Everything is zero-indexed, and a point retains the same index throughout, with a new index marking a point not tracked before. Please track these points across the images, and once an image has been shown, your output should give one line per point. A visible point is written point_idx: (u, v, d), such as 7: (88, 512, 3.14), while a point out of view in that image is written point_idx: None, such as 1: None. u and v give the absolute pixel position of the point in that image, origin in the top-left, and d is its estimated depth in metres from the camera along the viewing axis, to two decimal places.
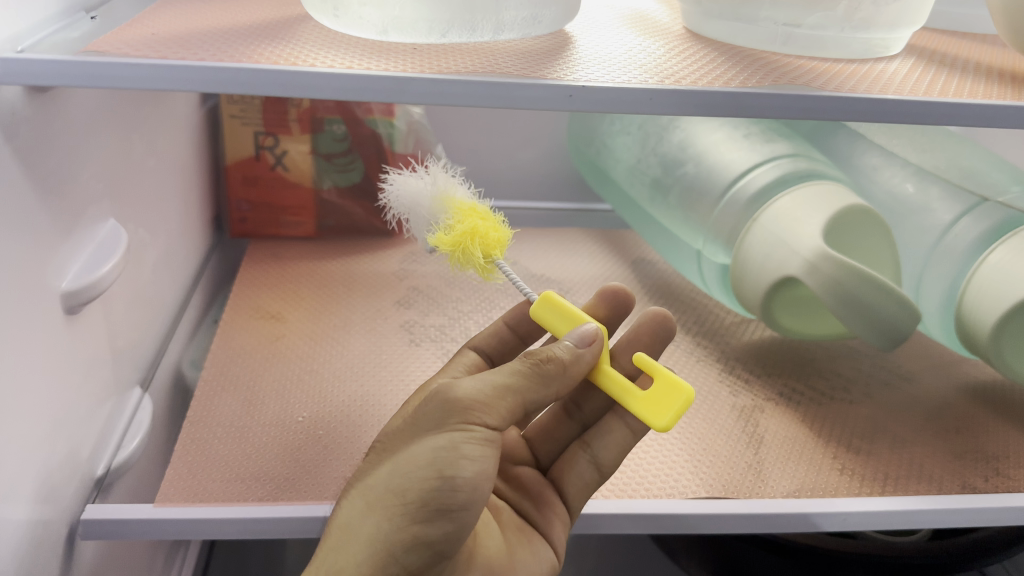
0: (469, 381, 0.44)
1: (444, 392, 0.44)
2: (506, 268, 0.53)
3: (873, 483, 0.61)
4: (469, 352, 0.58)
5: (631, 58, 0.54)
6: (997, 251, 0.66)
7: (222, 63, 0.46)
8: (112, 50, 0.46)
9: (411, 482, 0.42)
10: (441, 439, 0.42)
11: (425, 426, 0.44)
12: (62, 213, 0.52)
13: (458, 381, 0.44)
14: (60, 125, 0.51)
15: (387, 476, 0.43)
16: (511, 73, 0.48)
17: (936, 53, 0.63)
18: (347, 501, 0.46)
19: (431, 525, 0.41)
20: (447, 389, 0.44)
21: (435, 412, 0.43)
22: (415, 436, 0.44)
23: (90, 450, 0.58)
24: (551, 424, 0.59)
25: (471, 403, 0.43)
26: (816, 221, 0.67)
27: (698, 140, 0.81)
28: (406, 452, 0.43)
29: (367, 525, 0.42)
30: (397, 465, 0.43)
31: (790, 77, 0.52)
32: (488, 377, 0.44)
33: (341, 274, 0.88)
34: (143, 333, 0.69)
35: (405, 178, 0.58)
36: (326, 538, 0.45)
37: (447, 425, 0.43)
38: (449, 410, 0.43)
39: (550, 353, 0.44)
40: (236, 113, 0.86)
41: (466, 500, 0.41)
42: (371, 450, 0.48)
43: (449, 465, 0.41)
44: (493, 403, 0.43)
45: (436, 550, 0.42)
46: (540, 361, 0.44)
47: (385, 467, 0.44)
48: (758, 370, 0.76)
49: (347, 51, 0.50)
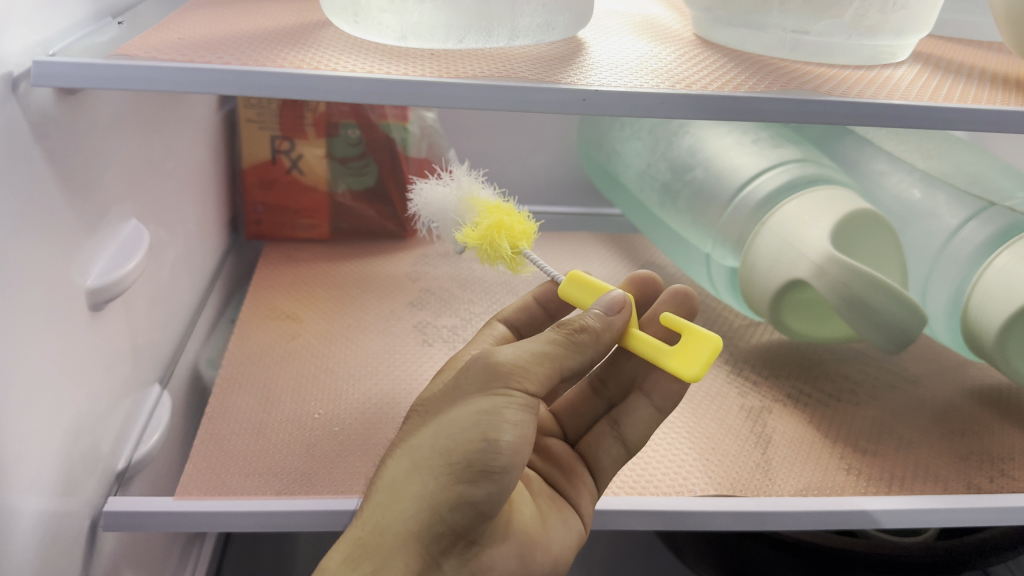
0: (510, 348, 0.45)
1: (488, 358, 0.44)
2: (534, 258, 0.54)
3: (878, 483, 0.62)
4: (499, 326, 0.59)
5: (643, 64, 0.55)
6: (1003, 255, 0.67)
7: (246, 67, 0.47)
8: (139, 54, 0.47)
9: (456, 443, 0.42)
10: (486, 401, 0.43)
11: (469, 390, 0.44)
12: (87, 213, 0.54)
13: (498, 348, 0.45)
14: (86, 126, 0.53)
15: (430, 438, 0.44)
16: (525, 77, 0.49)
17: (941, 60, 0.64)
18: (392, 461, 0.47)
19: (476, 486, 0.42)
20: (489, 355, 0.45)
21: (478, 375, 0.44)
22: (459, 400, 0.44)
23: (111, 444, 0.59)
24: (579, 402, 0.60)
25: (510, 368, 0.43)
26: (823, 225, 0.68)
27: (708, 145, 0.82)
28: (450, 414, 0.44)
29: (414, 483, 0.44)
30: (441, 427, 0.44)
31: (798, 83, 0.53)
32: (526, 344, 0.45)
33: (355, 275, 0.90)
34: (162, 332, 0.71)
35: (429, 186, 0.60)
36: (373, 497, 0.46)
37: (488, 389, 0.43)
38: (491, 375, 0.44)
39: (582, 322, 0.45)
40: (253, 117, 0.88)
41: (508, 462, 0.42)
42: (413, 412, 0.49)
43: (491, 428, 0.42)
44: (532, 368, 0.44)
45: (480, 510, 0.43)
46: (573, 330, 0.45)
47: (428, 430, 0.45)
48: (766, 372, 0.77)
49: (366, 56, 0.51)
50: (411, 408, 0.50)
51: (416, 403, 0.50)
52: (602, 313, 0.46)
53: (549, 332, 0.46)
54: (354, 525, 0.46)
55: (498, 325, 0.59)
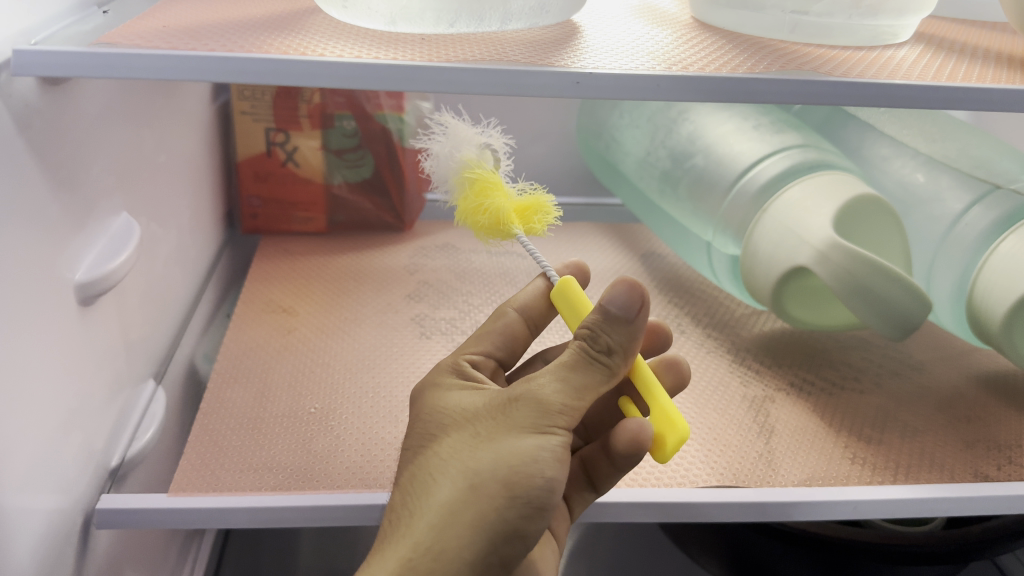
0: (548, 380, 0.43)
1: (531, 392, 0.43)
2: (523, 240, 0.51)
3: (884, 472, 0.61)
4: (513, 312, 0.54)
5: (639, 46, 0.54)
6: (1009, 240, 0.66)
7: (232, 54, 0.46)
8: (124, 41, 0.47)
9: (517, 476, 0.41)
10: (539, 438, 0.41)
11: (513, 419, 0.42)
12: (75, 206, 0.53)
13: (539, 379, 0.43)
14: (72, 117, 0.52)
15: (485, 461, 0.41)
16: (517, 60, 0.49)
17: (944, 40, 0.63)
18: (426, 478, 0.43)
19: (531, 520, 0.41)
20: (531, 390, 0.43)
21: (528, 408, 0.42)
22: (506, 425, 0.42)
23: (104, 441, 0.58)
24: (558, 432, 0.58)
25: (559, 408, 0.42)
26: (825, 211, 0.67)
27: (708, 131, 0.81)
28: (502, 441, 0.42)
29: (467, 509, 0.41)
30: (493, 455, 0.41)
31: (797, 64, 0.52)
32: (564, 374, 0.43)
33: (352, 268, 0.89)
34: (156, 327, 0.70)
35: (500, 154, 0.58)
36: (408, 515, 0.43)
37: (540, 424, 0.42)
38: (543, 411, 0.42)
39: (609, 342, 0.43)
40: (247, 109, 0.87)
41: (556, 498, 0.42)
42: (432, 424, 0.46)
43: (549, 467, 0.41)
44: (578, 407, 0.42)
45: (525, 542, 0.42)
46: (601, 350, 0.43)
47: (474, 452, 0.42)
48: (769, 361, 0.76)
49: (355, 42, 0.50)
50: (422, 419, 0.47)
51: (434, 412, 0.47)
52: (617, 317, 0.43)
53: (569, 349, 0.44)
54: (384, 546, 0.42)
55: (508, 310, 0.55)
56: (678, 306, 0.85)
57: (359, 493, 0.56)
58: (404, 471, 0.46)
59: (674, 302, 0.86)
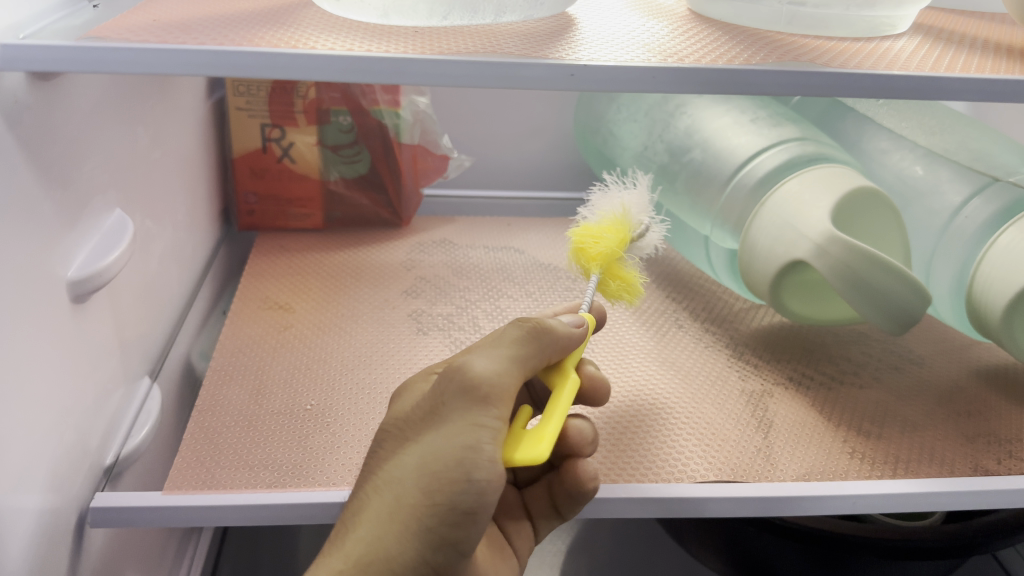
0: (484, 363, 0.43)
1: (460, 374, 0.43)
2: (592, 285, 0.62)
3: (884, 466, 0.61)
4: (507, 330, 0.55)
5: (634, 38, 0.53)
6: (1009, 232, 0.66)
7: (222, 47, 0.45)
8: (113, 35, 0.46)
9: (438, 483, 0.42)
10: (467, 433, 0.42)
11: (443, 416, 0.43)
12: (67, 202, 0.52)
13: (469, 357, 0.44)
14: (65, 114, 0.51)
15: (410, 469, 0.43)
16: (511, 53, 0.48)
17: (942, 31, 0.63)
18: (364, 492, 0.45)
19: (460, 527, 0.42)
20: (461, 368, 0.43)
21: (455, 399, 0.43)
22: (435, 425, 0.43)
23: (99, 439, 0.58)
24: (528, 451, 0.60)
25: (487, 387, 0.43)
26: (823, 205, 0.67)
27: (705, 125, 0.81)
28: (429, 443, 0.43)
29: (391, 520, 0.43)
30: (419, 460, 0.43)
31: (794, 55, 0.52)
32: (491, 352, 0.45)
33: (349, 264, 0.88)
34: (151, 324, 0.70)
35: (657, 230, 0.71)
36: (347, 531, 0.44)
37: (469, 412, 0.42)
38: (471, 394, 0.42)
39: (539, 323, 0.47)
40: (243, 105, 0.87)
41: (489, 500, 0.42)
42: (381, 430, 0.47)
43: (473, 467, 0.41)
44: (507, 385, 0.43)
45: (460, 550, 0.43)
46: (532, 331, 0.46)
47: (404, 459, 0.44)
48: (767, 355, 0.75)
49: (348, 35, 0.50)
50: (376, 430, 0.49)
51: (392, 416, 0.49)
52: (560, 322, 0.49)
53: (498, 333, 0.46)
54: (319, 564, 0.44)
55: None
56: (677, 301, 0.85)
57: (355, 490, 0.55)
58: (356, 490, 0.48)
59: (672, 297, 0.86)
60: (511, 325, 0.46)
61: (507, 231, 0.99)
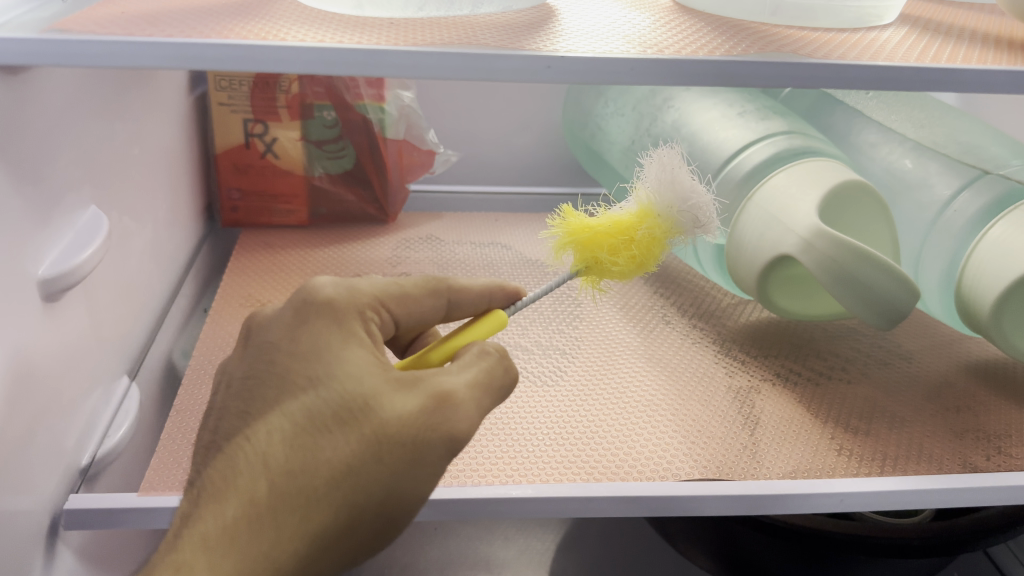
0: (471, 421, 0.39)
1: (449, 424, 0.38)
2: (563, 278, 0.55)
3: (872, 463, 0.60)
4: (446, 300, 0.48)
5: (615, 29, 0.52)
6: (998, 226, 0.65)
7: (191, 39, 0.45)
8: (80, 28, 0.45)
9: (392, 513, 0.38)
10: (428, 482, 0.39)
11: (424, 457, 0.38)
12: (38, 199, 0.51)
13: (462, 403, 0.39)
14: (35, 108, 0.50)
15: (374, 494, 0.37)
16: (488, 44, 0.47)
17: (930, 21, 0.62)
18: (298, 488, 0.37)
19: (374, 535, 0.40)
20: (451, 415, 0.39)
21: (442, 450, 0.38)
22: (413, 460, 0.38)
23: (75, 439, 0.57)
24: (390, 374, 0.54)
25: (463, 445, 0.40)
26: (811, 199, 0.66)
27: (692, 119, 0.80)
28: (403, 474, 0.38)
29: (330, 537, 0.37)
30: (387, 489, 0.37)
31: (777, 46, 0.51)
32: (476, 394, 0.40)
33: (334, 260, 0.87)
34: (130, 322, 0.69)
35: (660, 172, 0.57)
36: (204, 525, 0.36)
37: (445, 465, 0.39)
38: (453, 452, 0.39)
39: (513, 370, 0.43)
40: (224, 100, 0.86)
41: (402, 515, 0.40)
42: (333, 405, 0.38)
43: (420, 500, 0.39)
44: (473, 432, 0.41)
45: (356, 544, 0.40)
46: (508, 382, 0.43)
47: (369, 481, 0.37)
48: (755, 351, 0.75)
49: (322, 26, 0.49)
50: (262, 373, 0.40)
51: (295, 386, 0.39)
52: None
53: (478, 364, 0.41)
54: (168, 574, 0.35)
55: (446, 286, 0.48)
56: (664, 297, 0.84)
57: None
58: (212, 451, 0.39)
59: (659, 292, 0.85)
60: (488, 357, 0.42)
61: (495, 226, 0.98)
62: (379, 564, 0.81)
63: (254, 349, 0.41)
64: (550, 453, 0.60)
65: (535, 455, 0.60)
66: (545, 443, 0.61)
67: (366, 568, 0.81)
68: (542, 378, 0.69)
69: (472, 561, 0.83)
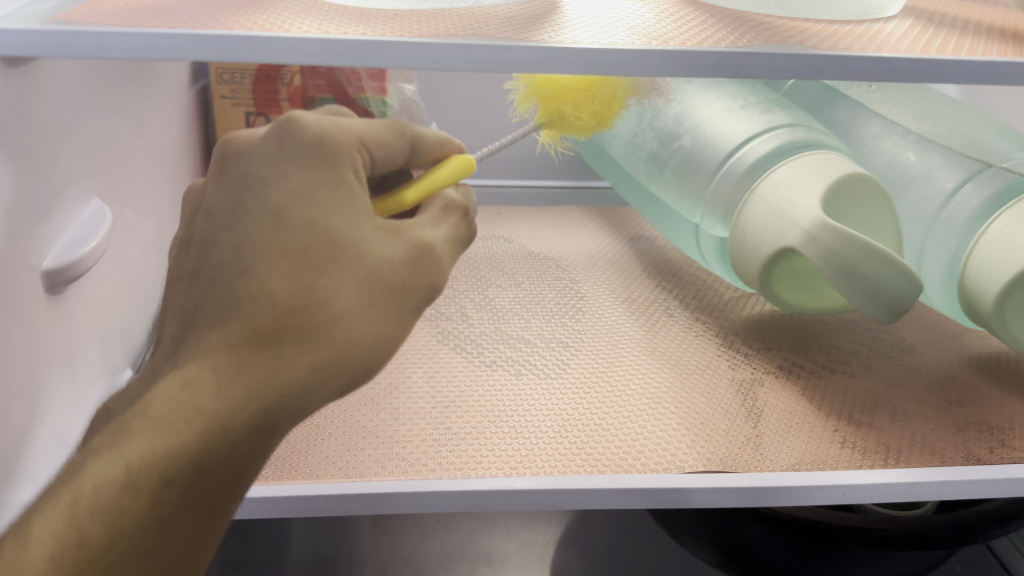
0: (443, 264, 0.44)
1: (431, 275, 0.43)
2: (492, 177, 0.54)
3: (875, 456, 0.60)
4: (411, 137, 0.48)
5: (620, 21, 0.52)
6: (1002, 219, 0.65)
7: (193, 30, 0.44)
8: (83, 19, 0.45)
9: (380, 358, 0.42)
10: (407, 324, 0.43)
11: (406, 297, 0.42)
12: (41, 192, 0.51)
13: (439, 247, 0.44)
14: (36, 100, 0.50)
15: (366, 330, 0.40)
16: (493, 35, 0.47)
17: (934, 13, 0.62)
18: (304, 323, 0.39)
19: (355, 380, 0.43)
20: (432, 264, 0.43)
21: (421, 294, 0.42)
22: (398, 301, 0.42)
23: (79, 432, 0.57)
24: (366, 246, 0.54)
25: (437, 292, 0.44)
26: (815, 192, 0.65)
27: (695, 112, 0.79)
28: (388, 312, 0.41)
29: (329, 372, 0.40)
30: (377, 331, 0.41)
31: (783, 38, 0.51)
32: (446, 239, 0.45)
33: None
34: (132, 315, 0.68)
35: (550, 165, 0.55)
36: (213, 352, 0.40)
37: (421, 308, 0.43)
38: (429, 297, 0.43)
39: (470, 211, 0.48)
40: (226, 93, 0.85)
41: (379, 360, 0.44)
42: (328, 243, 0.40)
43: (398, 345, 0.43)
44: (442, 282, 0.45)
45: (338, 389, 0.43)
46: (467, 224, 0.47)
47: (363, 318, 0.40)
48: (757, 344, 0.75)
49: (326, 18, 0.49)
50: (244, 196, 0.41)
51: (286, 229, 0.40)
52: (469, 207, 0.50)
53: (449, 218, 0.46)
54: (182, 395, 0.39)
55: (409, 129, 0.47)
56: (666, 290, 0.84)
57: (338, 483, 0.55)
58: (200, 279, 0.41)
59: (661, 286, 0.85)
60: (453, 214, 0.46)
61: (496, 219, 0.98)
62: (381, 558, 0.81)
63: (233, 171, 0.43)
64: (553, 445, 0.60)
65: (538, 447, 0.60)
66: (549, 435, 0.61)
67: (369, 561, 0.81)
68: (544, 371, 0.69)
69: (474, 554, 0.83)
